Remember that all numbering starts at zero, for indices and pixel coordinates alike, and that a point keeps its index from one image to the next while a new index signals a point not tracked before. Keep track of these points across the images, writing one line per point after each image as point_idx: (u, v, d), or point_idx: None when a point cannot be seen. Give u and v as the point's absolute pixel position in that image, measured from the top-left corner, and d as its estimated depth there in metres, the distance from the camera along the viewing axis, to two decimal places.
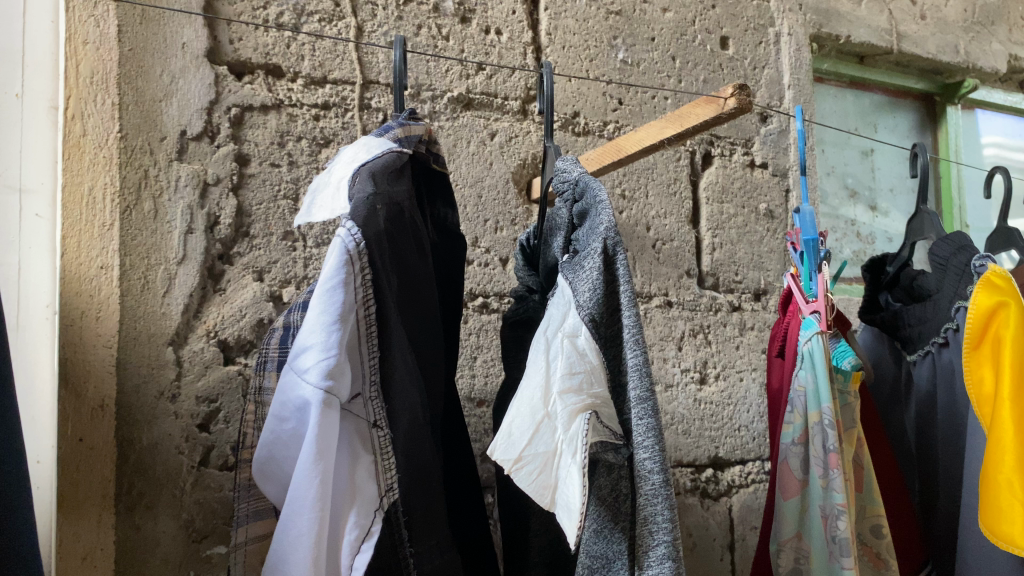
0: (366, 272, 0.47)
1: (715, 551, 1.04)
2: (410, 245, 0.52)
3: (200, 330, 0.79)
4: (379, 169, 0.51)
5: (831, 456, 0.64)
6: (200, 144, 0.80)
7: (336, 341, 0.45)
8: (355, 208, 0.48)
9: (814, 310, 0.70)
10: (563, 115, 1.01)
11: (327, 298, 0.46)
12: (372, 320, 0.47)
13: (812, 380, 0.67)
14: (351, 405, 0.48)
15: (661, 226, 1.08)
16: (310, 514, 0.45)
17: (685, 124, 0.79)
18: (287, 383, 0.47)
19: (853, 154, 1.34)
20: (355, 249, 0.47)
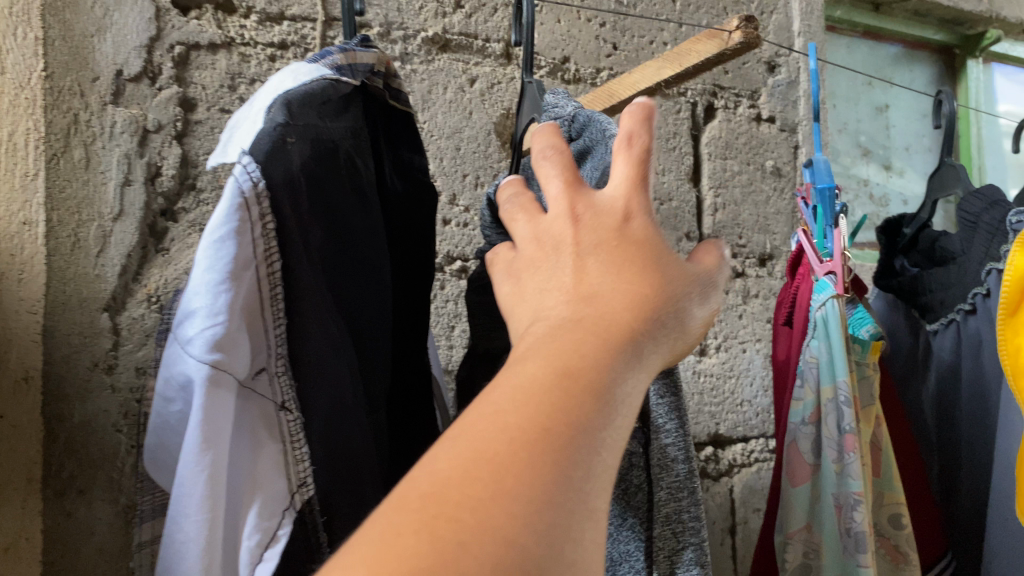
0: (267, 221, 0.43)
1: (715, 535, 0.96)
2: (341, 195, 0.50)
3: (140, 294, 0.71)
4: (298, 100, 0.46)
5: (848, 438, 0.56)
6: (139, 86, 0.72)
7: (224, 304, 0.42)
8: (256, 141, 0.44)
9: (830, 272, 0.61)
10: (551, 61, 0.91)
11: (214, 254, 0.42)
12: (276, 277, 0.44)
13: (827, 351, 0.59)
14: (254, 383, 0.44)
15: (659, 184, 1.00)
16: (197, 517, 0.42)
17: (685, 64, 0.70)
18: (172, 357, 0.44)
19: (866, 108, 1.24)
20: (252, 191, 0.43)
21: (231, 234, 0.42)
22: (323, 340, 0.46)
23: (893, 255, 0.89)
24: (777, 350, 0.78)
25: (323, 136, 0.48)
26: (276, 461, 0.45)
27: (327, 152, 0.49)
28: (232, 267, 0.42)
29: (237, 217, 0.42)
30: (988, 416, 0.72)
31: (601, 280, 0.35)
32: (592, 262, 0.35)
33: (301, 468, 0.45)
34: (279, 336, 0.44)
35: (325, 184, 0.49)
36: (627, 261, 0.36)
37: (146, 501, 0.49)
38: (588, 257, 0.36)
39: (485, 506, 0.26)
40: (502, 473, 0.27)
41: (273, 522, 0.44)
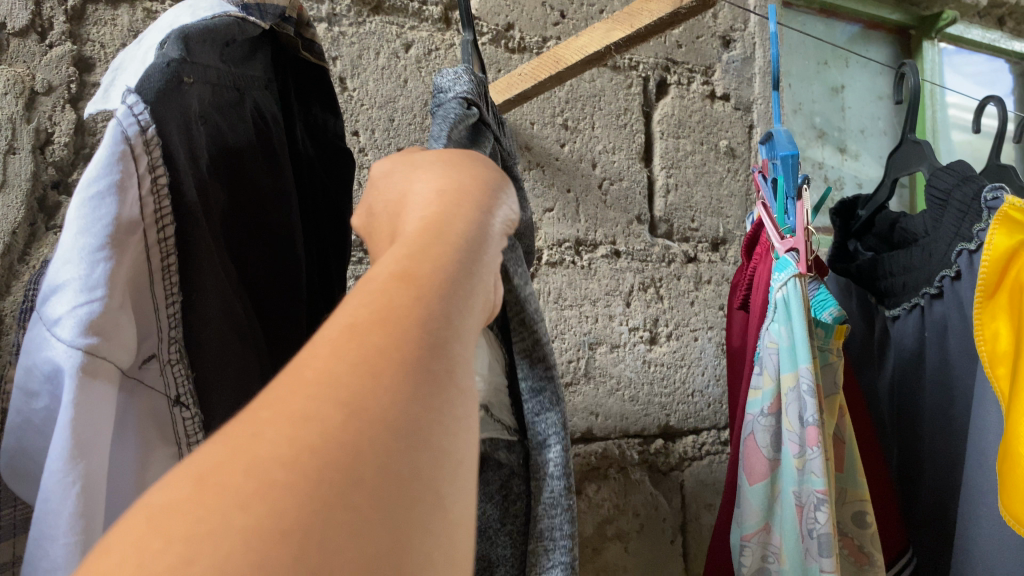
0: (159, 175, 0.35)
1: (665, 532, 0.92)
2: (248, 149, 0.44)
3: (27, 277, 0.63)
4: (199, 35, 0.39)
5: (810, 431, 0.51)
6: (25, 42, 0.64)
7: (104, 274, 0.32)
8: (148, 76, 0.36)
9: (792, 248, 0.57)
10: (494, 28, 0.85)
11: (90, 211, 0.32)
12: (170, 246, 0.35)
13: (787, 335, 0.54)
14: (141, 376, 0.35)
15: (608, 163, 0.94)
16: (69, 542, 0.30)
17: (635, 24, 0.64)
18: (37, 341, 0.33)
19: (822, 89, 1.21)
20: (139, 136, 0.34)
21: (112, 190, 0.33)
22: (226, 323, 0.39)
23: (847, 238, 0.85)
24: (729, 336, 0.74)
25: (225, 81, 0.42)
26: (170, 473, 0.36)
27: (229, 98, 0.42)
28: (116, 228, 0.32)
29: (118, 169, 0.33)
30: (952, 406, 0.68)
31: (434, 174, 0.31)
32: (423, 162, 0.32)
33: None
34: (172, 316, 0.36)
35: (228, 139, 0.42)
36: (458, 155, 0.33)
37: (5, 514, 0.39)
38: (423, 161, 0.32)
39: (303, 404, 0.19)
40: (331, 364, 0.20)
41: None
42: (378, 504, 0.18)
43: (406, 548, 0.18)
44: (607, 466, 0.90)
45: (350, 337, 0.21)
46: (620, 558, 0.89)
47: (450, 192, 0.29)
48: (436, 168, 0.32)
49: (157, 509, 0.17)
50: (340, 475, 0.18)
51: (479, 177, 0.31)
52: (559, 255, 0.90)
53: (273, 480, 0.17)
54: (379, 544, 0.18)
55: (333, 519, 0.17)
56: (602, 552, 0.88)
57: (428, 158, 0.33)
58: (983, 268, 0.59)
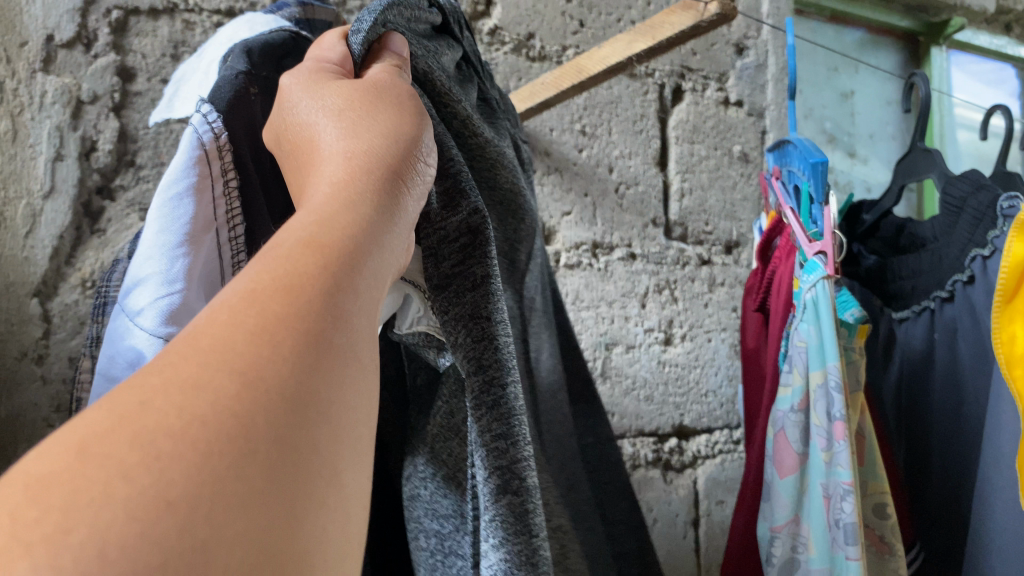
0: (230, 179, 0.39)
1: (678, 528, 0.94)
2: None
3: (74, 279, 0.65)
4: (262, 46, 0.44)
5: (838, 425, 0.55)
6: (72, 53, 0.67)
7: (181, 270, 0.37)
8: (218, 88, 0.40)
9: (820, 252, 0.62)
10: (515, 37, 0.88)
11: (171, 212, 0.37)
12: (239, 244, 0.39)
13: (816, 334, 0.59)
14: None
15: (625, 167, 0.97)
16: None
17: (657, 36, 0.66)
18: (119, 333, 0.39)
19: (831, 94, 1.23)
20: (214, 143, 0.39)
21: (190, 193, 0.37)
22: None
23: (852, 242, 0.88)
24: (744, 335, 0.78)
25: None
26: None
27: None
28: (192, 228, 0.37)
29: (196, 173, 0.38)
30: (962, 407, 0.71)
31: (358, 131, 0.31)
32: (336, 117, 0.32)
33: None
34: None
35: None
36: (376, 103, 0.33)
37: None
38: (337, 115, 0.33)
39: (198, 368, 0.20)
40: (228, 331, 0.21)
41: None
42: (269, 476, 0.19)
43: (294, 520, 0.19)
44: None
45: (247, 309, 0.22)
46: None
47: (359, 155, 0.30)
48: (348, 126, 0.32)
49: (34, 480, 0.17)
50: (233, 446, 0.18)
51: (396, 133, 0.32)
52: (577, 258, 0.93)
53: (160, 451, 0.17)
54: (268, 518, 0.18)
55: (223, 490, 0.18)
56: None
57: (341, 107, 0.33)
58: (1000, 274, 0.62)
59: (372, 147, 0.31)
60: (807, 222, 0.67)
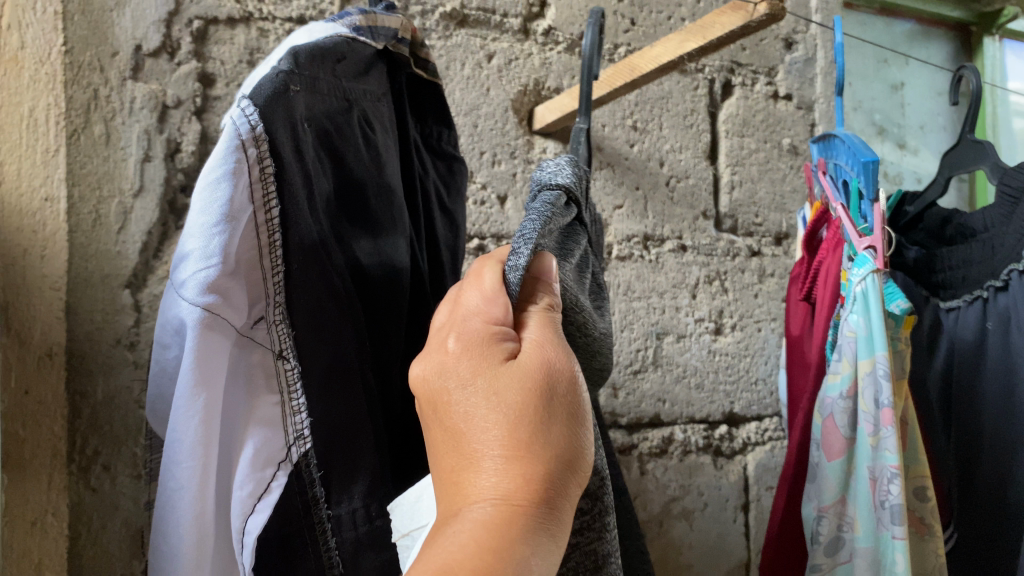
0: (266, 166, 0.41)
1: (728, 512, 0.97)
2: (358, 146, 0.50)
3: (161, 271, 0.71)
4: (315, 52, 0.46)
5: (885, 413, 0.60)
6: (158, 62, 0.72)
7: (219, 247, 0.40)
8: (258, 84, 0.42)
9: (870, 247, 0.65)
10: (569, 37, 0.91)
11: (210, 194, 0.41)
12: (275, 225, 0.42)
13: (864, 325, 0.62)
14: (252, 331, 0.43)
15: (675, 161, 0.99)
16: (189, 463, 0.42)
17: (708, 36, 0.69)
18: (170, 302, 0.44)
19: (881, 86, 1.24)
20: (250, 135, 0.41)
21: (228, 178, 0.40)
22: (320, 283, 0.44)
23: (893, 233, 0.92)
24: (790, 324, 0.80)
25: (339, 93, 0.48)
26: (269, 407, 0.44)
27: (339, 108, 0.48)
28: (229, 210, 0.40)
29: (233, 159, 0.40)
30: (1014, 395, 0.73)
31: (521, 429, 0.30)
32: (491, 411, 0.30)
33: (297, 418, 0.43)
34: (277, 284, 0.43)
35: (335, 141, 0.48)
36: (543, 387, 0.31)
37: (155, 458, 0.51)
38: (493, 407, 0.31)
39: None
40: None
41: (267, 472, 0.44)
42: None
43: None
44: (674, 449, 0.95)
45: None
46: (686, 536, 0.94)
47: (524, 476, 0.29)
48: (509, 431, 0.30)
49: None
50: None
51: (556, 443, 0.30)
52: (628, 250, 0.96)
53: None
54: None
55: None
56: (668, 530, 0.93)
57: (500, 398, 0.31)
58: None
59: (531, 461, 0.29)
60: (856, 218, 0.70)
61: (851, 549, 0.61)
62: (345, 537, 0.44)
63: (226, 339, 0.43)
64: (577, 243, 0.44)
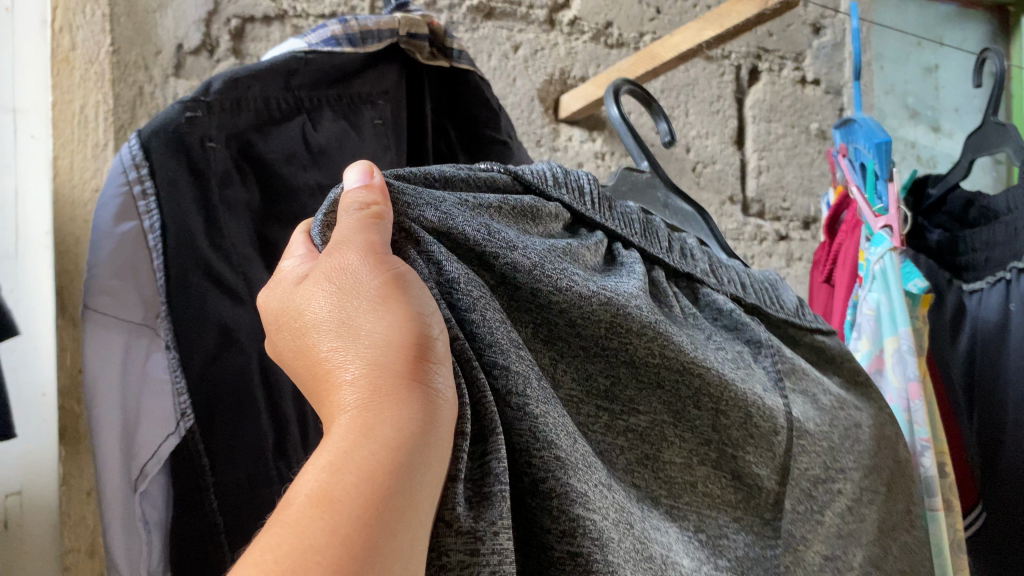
0: (145, 190, 0.48)
1: None
2: (302, 150, 0.57)
3: None
4: (246, 75, 0.53)
5: (912, 385, 0.60)
6: (199, 59, 0.77)
7: (103, 260, 0.49)
8: (151, 117, 0.49)
9: (887, 226, 0.68)
10: (594, 26, 0.93)
11: (98, 214, 0.49)
12: (156, 237, 0.49)
13: (886, 303, 0.64)
14: (153, 325, 0.51)
15: (702, 147, 1.00)
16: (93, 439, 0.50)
17: (725, 24, 0.70)
18: None
19: (914, 70, 1.23)
20: (131, 164, 0.48)
21: (113, 200, 0.48)
22: (204, 278, 0.50)
23: (917, 215, 0.92)
24: (812, 305, 0.82)
25: (276, 107, 0.55)
26: (159, 379, 0.51)
27: (277, 118, 0.55)
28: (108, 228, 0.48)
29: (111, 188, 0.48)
30: None
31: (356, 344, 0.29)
32: (332, 336, 0.30)
33: (181, 400, 0.50)
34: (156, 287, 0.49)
35: (260, 147, 0.55)
36: (360, 285, 0.30)
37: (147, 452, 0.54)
38: (330, 325, 0.30)
39: None
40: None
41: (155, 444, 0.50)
42: None
43: None
44: None
45: (278, 548, 0.22)
46: None
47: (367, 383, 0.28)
48: (349, 340, 0.30)
49: None
50: None
51: (387, 337, 0.29)
52: None
53: None
54: None
55: None
56: None
57: (339, 309, 0.30)
58: None
59: (369, 374, 0.28)
60: (873, 198, 0.72)
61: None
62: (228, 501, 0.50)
63: (122, 335, 0.50)
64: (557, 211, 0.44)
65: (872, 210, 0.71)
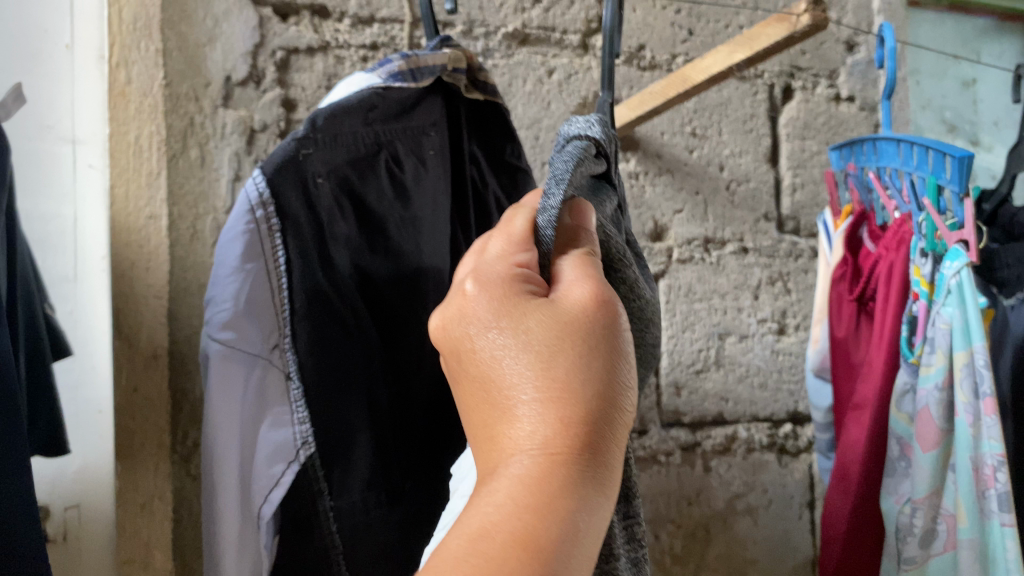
0: (273, 224, 0.53)
1: (793, 509, 0.99)
2: (379, 185, 0.60)
3: None
4: (341, 110, 0.56)
5: (986, 401, 0.63)
6: (246, 90, 0.80)
7: (231, 292, 0.54)
8: (268, 157, 0.53)
9: (961, 239, 0.67)
10: (627, 50, 0.95)
11: (226, 247, 0.53)
12: (281, 271, 0.54)
13: (960, 316, 0.66)
14: (270, 356, 0.56)
15: (736, 165, 1.02)
16: (221, 464, 0.55)
17: (755, 46, 0.72)
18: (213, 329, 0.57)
19: (952, 84, 1.23)
20: (258, 201, 0.53)
21: (240, 237, 0.53)
22: (321, 314, 0.56)
23: None
24: (831, 327, 0.82)
25: (363, 140, 0.58)
26: (280, 412, 0.56)
27: (363, 153, 0.58)
28: (239, 261, 0.53)
29: (244, 223, 0.52)
30: None
31: (564, 373, 0.31)
32: (514, 365, 0.31)
33: (301, 429, 0.56)
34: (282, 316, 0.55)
35: (360, 186, 0.58)
36: (570, 335, 0.32)
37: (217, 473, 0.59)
38: (536, 348, 0.32)
39: None
40: None
41: (275, 468, 0.55)
42: None
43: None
44: (737, 447, 0.98)
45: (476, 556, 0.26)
46: (749, 530, 0.96)
47: (561, 408, 0.30)
48: (539, 366, 0.31)
49: None
50: None
51: (592, 384, 0.30)
52: (689, 253, 0.99)
53: None
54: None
55: None
56: (732, 525, 0.96)
57: (527, 335, 0.32)
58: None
59: (570, 406, 0.30)
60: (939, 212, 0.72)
61: (947, 539, 0.66)
62: (345, 523, 0.57)
63: (243, 366, 0.55)
64: (609, 197, 0.47)
65: (942, 220, 0.70)
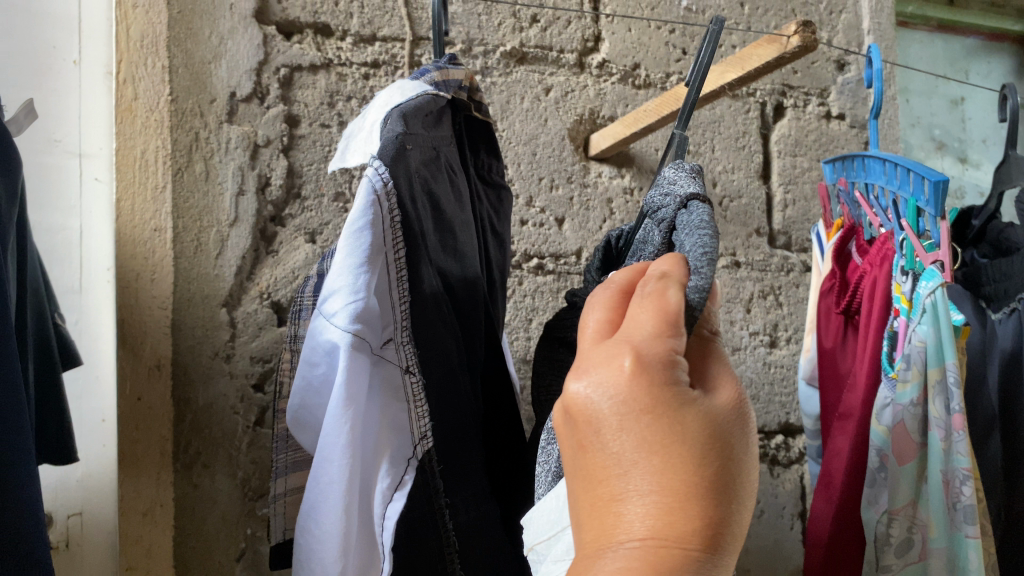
0: (393, 214, 0.50)
1: (785, 519, 1.00)
2: (443, 187, 0.58)
3: (253, 291, 0.80)
4: (414, 108, 0.53)
5: (956, 417, 0.66)
6: (250, 105, 0.81)
7: (363, 283, 0.48)
8: (383, 146, 0.50)
9: (937, 260, 0.70)
10: (622, 68, 0.97)
11: (354, 239, 0.48)
12: (401, 262, 0.50)
13: (934, 335, 0.68)
14: (383, 351, 0.51)
15: (728, 182, 1.04)
16: (340, 463, 0.49)
17: (747, 66, 0.74)
18: (317, 330, 0.52)
19: (941, 102, 1.25)
20: (382, 188, 0.49)
21: (367, 227, 0.49)
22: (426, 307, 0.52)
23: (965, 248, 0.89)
24: (819, 338, 0.84)
25: (428, 145, 0.55)
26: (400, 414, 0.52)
27: (429, 156, 0.56)
28: (370, 253, 0.48)
29: (371, 212, 0.48)
30: None
31: (703, 486, 0.32)
32: (648, 454, 0.33)
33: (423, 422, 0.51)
34: (403, 310, 0.50)
35: (434, 188, 0.56)
36: (710, 451, 0.33)
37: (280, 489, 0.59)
38: (681, 450, 0.33)
39: None
40: None
41: (399, 469, 0.50)
42: None
43: None
44: None
45: None
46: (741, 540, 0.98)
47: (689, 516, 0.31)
48: (680, 468, 0.32)
49: None
50: None
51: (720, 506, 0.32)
52: None
53: None
54: None
55: None
56: None
57: (676, 431, 0.33)
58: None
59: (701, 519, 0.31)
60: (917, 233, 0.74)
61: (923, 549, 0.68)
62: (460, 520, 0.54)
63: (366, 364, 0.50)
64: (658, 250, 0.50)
65: (920, 241, 0.73)
